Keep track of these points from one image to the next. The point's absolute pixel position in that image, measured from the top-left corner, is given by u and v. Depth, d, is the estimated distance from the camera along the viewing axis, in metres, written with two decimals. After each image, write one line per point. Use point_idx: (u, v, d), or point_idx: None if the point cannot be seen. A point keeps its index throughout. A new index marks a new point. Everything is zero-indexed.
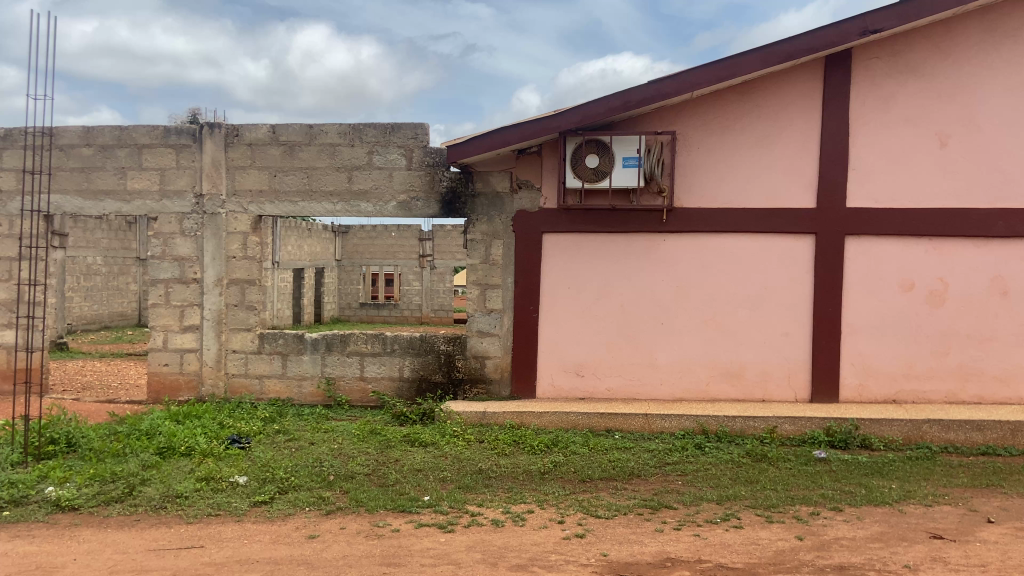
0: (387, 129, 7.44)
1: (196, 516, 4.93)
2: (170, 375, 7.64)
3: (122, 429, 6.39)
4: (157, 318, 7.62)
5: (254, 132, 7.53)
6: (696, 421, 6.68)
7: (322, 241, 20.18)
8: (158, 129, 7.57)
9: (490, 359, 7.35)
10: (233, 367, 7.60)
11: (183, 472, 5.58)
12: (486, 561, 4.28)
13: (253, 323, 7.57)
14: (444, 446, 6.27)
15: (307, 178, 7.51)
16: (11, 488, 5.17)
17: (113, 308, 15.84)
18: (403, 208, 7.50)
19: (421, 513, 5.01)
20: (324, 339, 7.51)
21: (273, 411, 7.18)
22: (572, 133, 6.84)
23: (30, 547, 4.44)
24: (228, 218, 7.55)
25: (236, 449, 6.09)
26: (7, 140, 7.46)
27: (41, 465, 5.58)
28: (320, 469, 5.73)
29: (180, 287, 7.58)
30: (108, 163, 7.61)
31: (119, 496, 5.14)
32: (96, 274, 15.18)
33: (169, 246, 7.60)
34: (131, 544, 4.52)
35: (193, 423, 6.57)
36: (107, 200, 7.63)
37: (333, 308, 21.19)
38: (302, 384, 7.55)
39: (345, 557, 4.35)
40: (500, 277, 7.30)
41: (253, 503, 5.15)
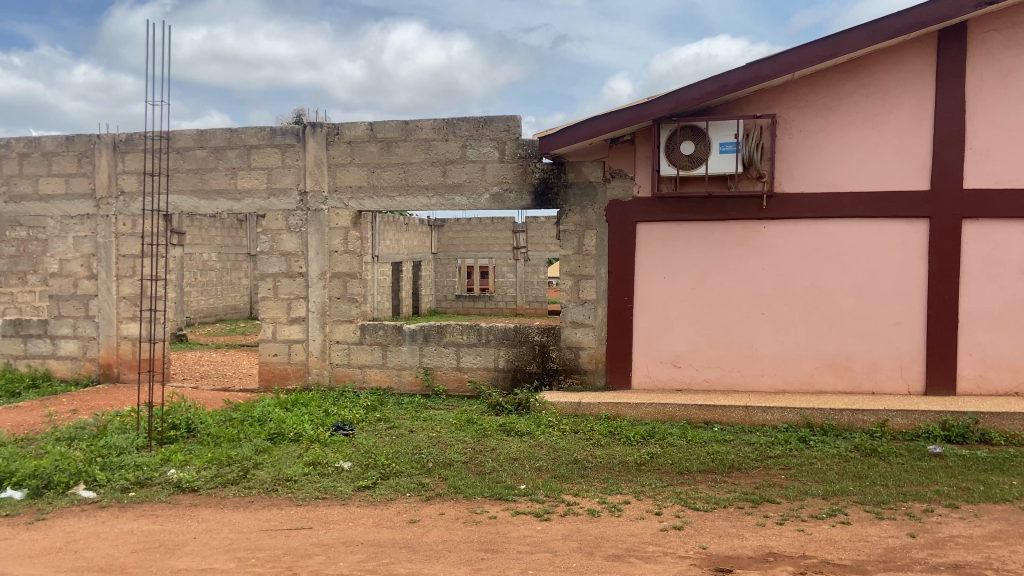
0: (481, 122, 7.53)
1: (304, 498, 5.18)
2: (279, 364, 8.02)
3: (236, 416, 6.77)
4: (267, 310, 8.00)
5: (353, 130, 7.77)
6: (800, 413, 6.45)
7: (419, 235, 20.61)
8: (265, 130, 7.93)
9: (584, 349, 7.34)
10: (337, 357, 7.89)
11: (292, 457, 5.86)
12: (583, 550, 4.30)
13: (355, 315, 7.82)
14: (539, 435, 6.31)
15: (403, 173, 7.69)
16: (138, 470, 5.57)
17: (227, 301, 16.74)
18: (497, 200, 7.57)
19: (517, 501, 5.08)
20: (422, 331, 7.70)
21: (375, 400, 7.41)
22: (667, 120, 6.71)
23: (154, 526, 4.78)
24: (330, 214, 7.83)
25: (341, 436, 6.33)
26: (129, 145, 8.01)
27: (164, 449, 5.98)
28: (419, 457, 5.87)
29: (287, 281, 7.93)
30: (219, 164, 8.04)
31: (234, 479, 5.46)
32: (211, 269, 16.07)
33: (277, 242, 7.94)
34: (246, 524, 4.79)
35: (301, 411, 6.88)
36: (219, 200, 8.06)
37: (430, 301, 21.65)
38: (401, 374, 7.76)
39: (445, 541, 4.48)
40: (594, 267, 7.27)
41: (356, 488, 5.35)
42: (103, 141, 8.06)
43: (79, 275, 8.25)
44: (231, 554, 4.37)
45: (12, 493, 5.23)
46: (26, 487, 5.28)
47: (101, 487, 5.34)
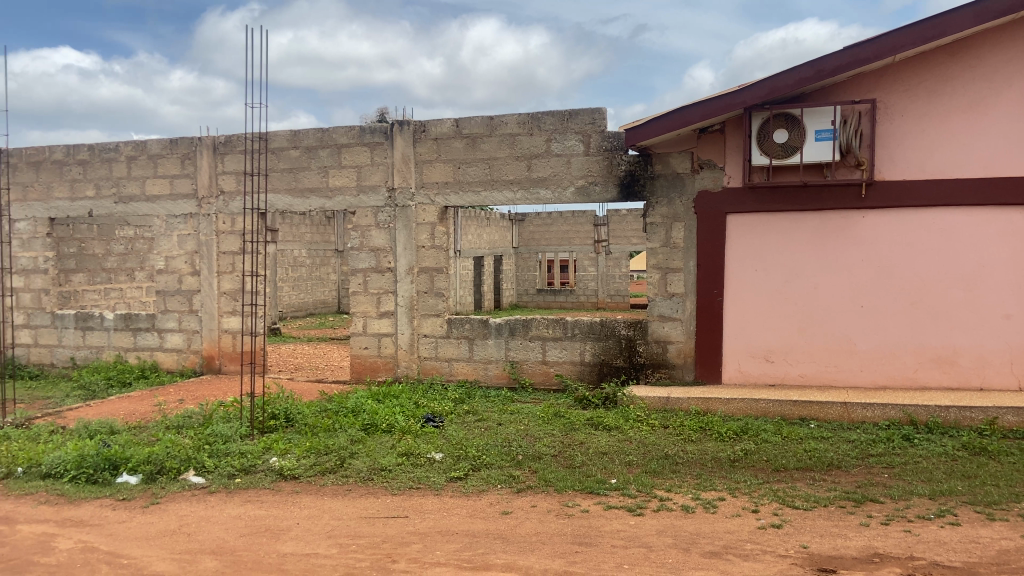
0: (565, 116, 7.52)
1: (399, 488, 5.31)
2: (369, 357, 8.22)
3: (331, 407, 7.00)
4: (358, 305, 8.21)
5: (439, 126, 7.88)
6: (903, 410, 6.19)
7: (500, 229, 20.72)
8: (355, 129, 8.13)
9: (672, 343, 7.25)
10: (425, 350, 8.04)
11: (386, 448, 6.02)
12: (678, 545, 4.25)
13: (442, 309, 7.95)
14: (628, 430, 6.27)
15: (489, 168, 7.75)
16: (242, 457, 5.83)
17: (316, 296, 17.27)
18: (582, 193, 7.55)
19: (609, 495, 5.06)
20: (508, 325, 7.75)
21: (463, 392, 7.52)
22: (759, 108, 6.54)
23: (260, 511, 4.99)
24: (417, 210, 7.97)
25: (431, 428, 6.45)
26: (228, 147, 8.37)
27: (265, 437, 6.23)
28: (509, 449, 5.92)
29: (376, 276, 8.12)
30: (312, 163, 8.29)
31: (332, 468, 5.64)
32: (301, 265, 16.62)
33: (366, 238, 8.14)
34: (345, 511, 4.95)
35: (392, 403, 7.05)
36: (312, 198, 8.31)
37: (511, 295, 21.76)
38: (488, 367, 7.85)
39: (539, 533, 4.52)
40: (682, 260, 7.17)
41: (449, 478, 5.45)
42: (204, 143, 8.44)
43: (182, 271, 8.66)
44: (333, 540, 4.52)
45: (129, 478, 5.54)
46: (140, 473, 5.59)
47: (209, 474, 5.61)
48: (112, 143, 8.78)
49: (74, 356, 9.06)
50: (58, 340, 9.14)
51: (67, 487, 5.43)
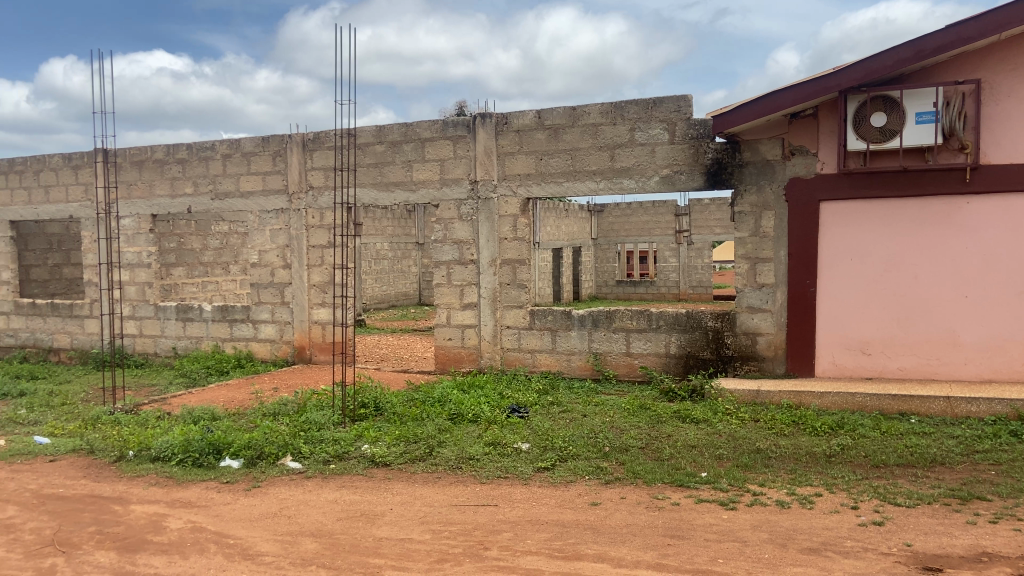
0: (650, 104, 7.42)
1: (488, 476, 5.37)
2: (453, 348, 8.34)
3: (418, 396, 7.15)
4: (441, 296, 8.33)
5: (521, 118, 7.89)
6: (1010, 405, 5.88)
7: (579, 220, 20.59)
8: (438, 123, 8.23)
9: (763, 335, 7.07)
10: (508, 342, 8.10)
11: (473, 437, 6.10)
12: (774, 541, 4.16)
13: (524, 300, 7.98)
14: (717, 423, 6.16)
15: (571, 159, 7.73)
16: (336, 444, 6.02)
17: (398, 288, 17.62)
18: (667, 182, 7.44)
19: (700, 489, 4.99)
20: (591, 316, 7.73)
21: (546, 383, 7.54)
22: (855, 91, 6.29)
23: (354, 496, 5.15)
24: (500, 202, 8.02)
25: (517, 418, 6.50)
26: (317, 143, 8.62)
27: (357, 425, 6.42)
28: (596, 441, 5.91)
29: (460, 268, 8.22)
30: (397, 157, 8.44)
31: (421, 456, 5.76)
32: (383, 258, 17.00)
33: (450, 230, 8.24)
34: (436, 499, 5.05)
35: (477, 393, 7.14)
36: (397, 191, 8.48)
37: (591, 286, 21.67)
38: (571, 359, 7.85)
39: (629, 525, 4.50)
40: (772, 250, 6.98)
41: (537, 469, 5.48)
42: (294, 141, 8.72)
43: (275, 265, 8.98)
44: (425, 526, 4.62)
45: (231, 462, 5.80)
46: (242, 457, 5.84)
47: (305, 459, 5.82)
48: (209, 141, 9.17)
49: (175, 346, 9.53)
50: (161, 331, 9.62)
51: (175, 470, 5.73)
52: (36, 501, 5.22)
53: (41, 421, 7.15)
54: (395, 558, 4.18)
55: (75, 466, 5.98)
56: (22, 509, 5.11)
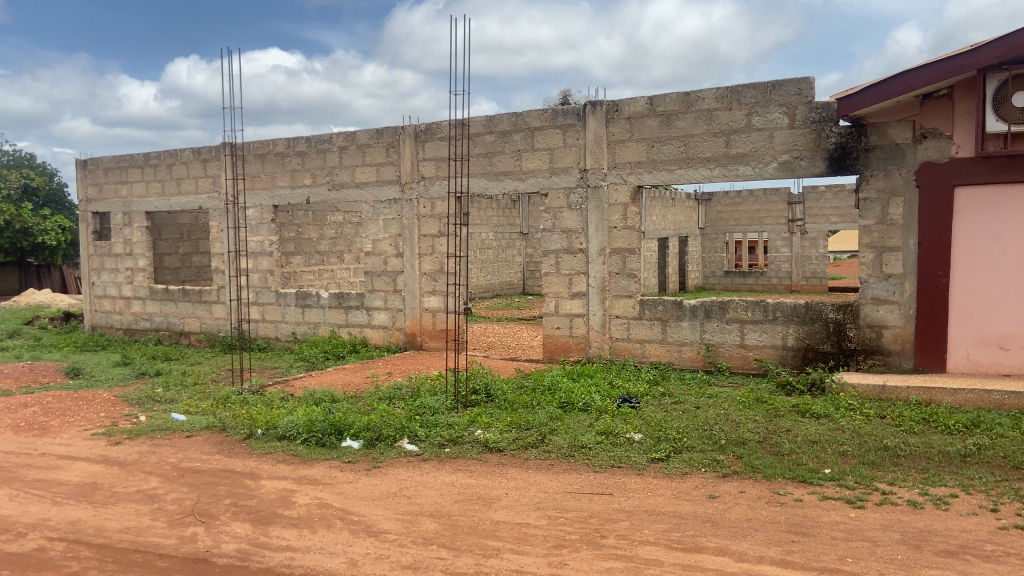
0: (768, 88, 7.17)
1: (602, 465, 5.36)
2: (562, 337, 8.36)
3: (528, 384, 7.24)
4: (550, 285, 8.36)
5: (633, 105, 7.80)
6: None
7: (686, 210, 20.20)
8: (548, 112, 8.23)
9: (889, 328, 6.74)
10: (617, 331, 8.05)
11: (584, 425, 6.11)
12: (907, 542, 3.97)
13: (635, 290, 7.91)
14: (840, 418, 5.92)
15: (685, 146, 7.58)
16: (450, 429, 6.16)
17: (502, 277, 17.83)
18: (785, 168, 7.18)
19: (824, 486, 4.82)
20: (704, 306, 7.59)
21: (657, 374, 7.46)
22: (995, 69, 5.91)
23: (470, 479, 5.26)
24: (609, 190, 7.96)
25: (628, 408, 6.46)
26: (429, 134, 8.82)
27: (469, 411, 6.55)
28: (711, 433, 5.79)
29: (568, 257, 8.22)
30: (506, 147, 8.52)
31: (534, 443, 5.81)
32: (488, 248, 17.25)
33: (558, 219, 8.25)
34: (551, 485, 5.08)
35: (588, 382, 7.15)
36: (506, 180, 8.55)
37: (697, 277, 21.24)
38: (682, 350, 7.72)
39: (751, 520, 4.39)
40: (900, 238, 6.63)
41: (651, 459, 5.43)
42: (407, 132, 8.94)
43: (387, 254, 9.25)
44: (542, 512, 4.66)
45: (352, 442, 6.04)
46: (361, 438, 6.07)
47: (421, 442, 5.99)
48: (326, 134, 9.52)
49: (295, 331, 9.98)
50: (281, 316, 10.09)
51: (300, 448, 6.02)
52: (177, 474, 5.60)
53: (178, 399, 7.67)
54: (513, 542, 4.24)
55: (210, 442, 6.37)
56: (164, 480, 5.49)
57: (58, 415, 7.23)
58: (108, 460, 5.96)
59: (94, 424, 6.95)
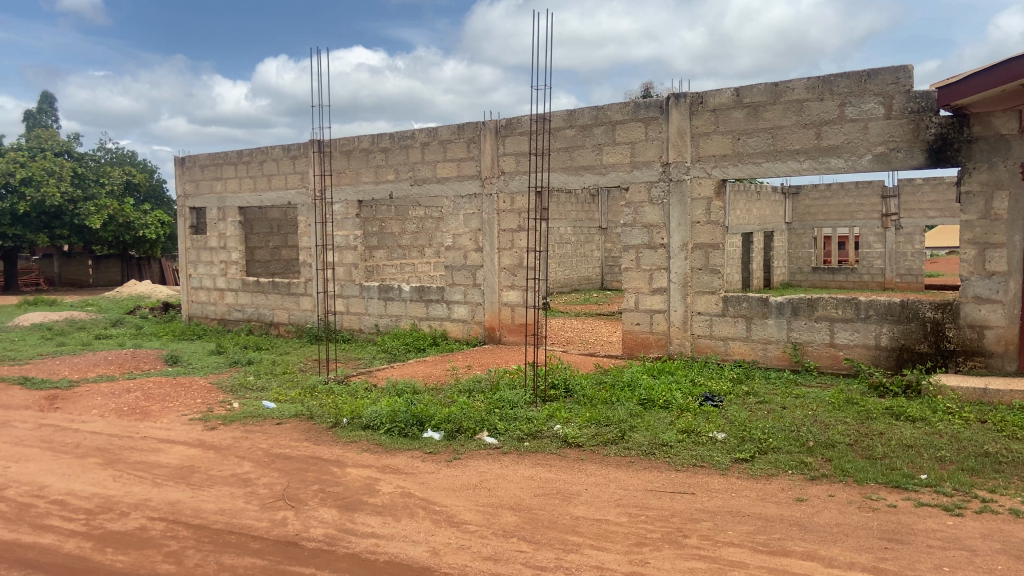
0: (862, 77, 6.89)
1: (684, 464, 5.28)
2: (642, 333, 8.27)
3: (608, 380, 7.20)
4: (630, 281, 8.28)
5: (718, 97, 7.63)
6: None
7: (772, 204, 19.60)
8: (630, 105, 8.14)
9: (991, 329, 6.40)
10: (699, 328, 7.90)
11: (665, 423, 6.04)
12: (1010, 553, 3.76)
13: (718, 286, 7.75)
14: (937, 422, 5.65)
15: (773, 138, 7.36)
16: (529, 423, 6.19)
17: (580, 272, 17.77)
18: (881, 160, 6.89)
19: (919, 491, 4.61)
20: (791, 304, 7.36)
21: (741, 372, 7.29)
22: None
23: (549, 474, 5.27)
24: (693, 184, 7.81)
25: (710, 407, 6.34)
26: (510, 129, 8.86)
27: (548, 405, 6.57)
28: (798, 434, 5.62)
29: (649, 252, 8.12)
30: (587, 141, 8.47)
31: (613, 439, 5.77)
32: (567, 243, 17.23)
33: (640, 214, 8.16)
34: (632, 482, 5.04)
35: (668, 379, 7.05)
36: (587, 175, 8.51)
37: (783, 273, 20.62)
38: (767, 348, 7.52)
39: (840, 525, 4.23)
40: (1005, 234, 6.31)
41: (734, 459, 5.31)
42: (487, 127, 9.01)
43: (467, 248, 9.35)
44: (622, 509, 4.62)
45: (433, 434, 6.15)
46: (442, 430, 6.17)
47: (501, 435, 6.03)
48: (409, 131, 9.70)
49: (378, 323, 10.22)
50: (365, 309, 10.35)
51: (383, 438, 6.16)
52: (268, 459, 5.82)
53: (268, 387, 7.98)
54: (593, 538, 4.23)
55: (298, 430, 6.60)
56: (256, 465, 5.72)
57: (158, 400, 7.63)
58: (204, 444, 6.25)
59: (191, 409, 7.31)
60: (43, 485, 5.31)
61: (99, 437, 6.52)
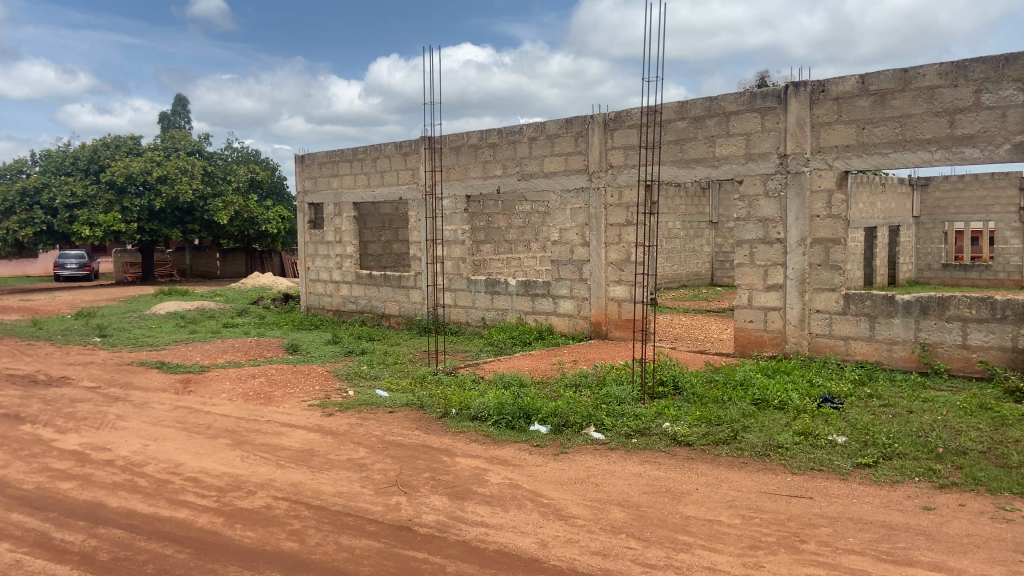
0: (1000, 61, 6.45)
1: (800, 467, 5.08)
2: (755, 331, 8.02)
3: (719, 378, 7.03)
4: (743, 277, 8.05)
5: (841, 85, 7.27)
6: None
7: (898, 197, 18.46)
8: (745, 95, 7.88)
9: None
10: (817, 327, 7.58)
11: (780, 424, 5.83)
12: None
13: (838, 283, 7.40)
14: None
15: (900, 128, 6.96)
16: (637, 419, 6.12)
17: (690, 268, 17.42)
18: (1021, 150, 6.41)
19: None
20: (919, 302, 6.95)
21: (863, 373, 6.94)
22: None
23: (659, 472, 5.19)
24: (812, 176, 7.48)
25: (830, 409, 6.07)
26: (618, 122, 8.77)
27: (656, 402, 6.49)
28: (925, 439, 5.29)
29: (764, 247, 7.86)
30: (699, 133, 8.28)
31: (725, 439, 5.62)
32: (675, 237, 16.93)
33: (754, 208, 7.91)
34: (745, 484, 4.89)
35: (784, 379, 6.81)
36: (698, 168, 8.31)
37: (909, 270, 19.45)
38: (892, 349, 7.13)
39: (971, 536, 3.96)
40: None
41: (856, 464, 5.06)
42: (596, 121, 8.95)
43: (574, 243, 9.34)
44: (734, 510, 4.50)
45: (540, 427, 6.19)
46: (549, 424, 6.20)
47: (608, 431, 5.99)
48: (518, 126, 9.76)
49: (485, 316, 10.37)
50: (472, 302, 10.52)
51: (491, 429, 6.26)
52: (381, 446, 6.03)
53: (381, 377, 8.26)
54: (705, 538, 4.14)
55: (410, 418, 6.79)
56: (371, 451, 5.93)
57: (280, 386, 8.05)
58: (322, 429, 6.54)
59: (310, 396, 7.67)
60: (178, 462, 5.71)
61: (227, 419, 6.95)
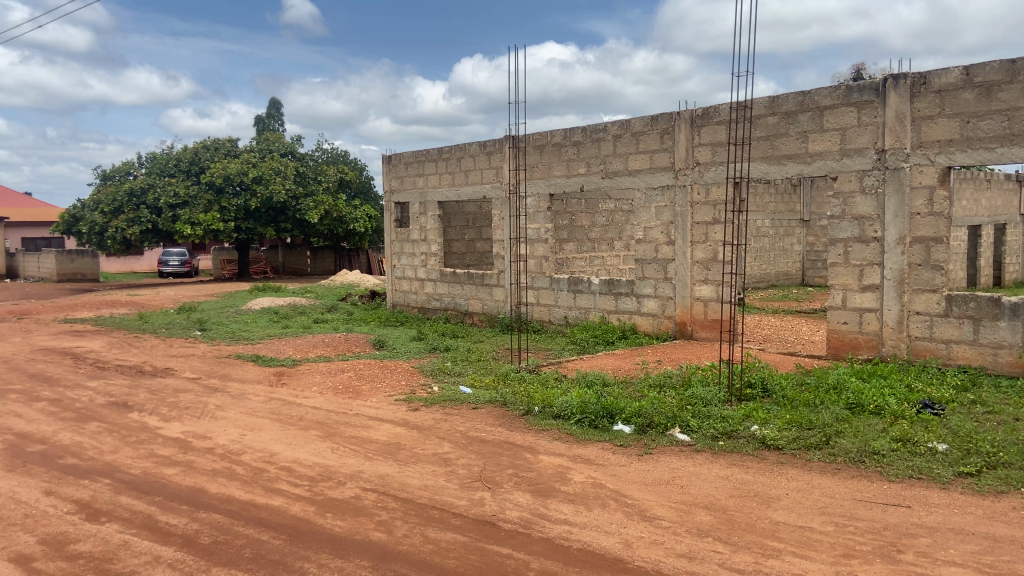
0: None
1: (897, 475, 4.86)
2: (849, 333, 7.72)
3: (811, 381, 6.80)
4: (837, 276, 7.76)
5: (944, 77, 6.92)
6: None
7: (1005, 193, 17.38)
8: (841, 89, 7.61)
9: None
10: (916, 329, 7.23)
11: (876, 430, 5.59)
12: None
13: (940, 284, 7.04)
14: None
15: (1009, 121, 6.58)
16: (724, 422, 5.99)
17: (778, 267, 16.94)
18: None
19: None
20: None
21: (966, 379, 6.58)
22: None
23: (747, 475, 5.07)
24: (912, 172, 7.14)
25: (929, 415, 5.78)
26: (706, 119, 8.62)
27: (744, 405, 6.34)
28: None
29: (859, 246, 7.56)
30: (791, 128, 8.03)
31: (817, 444, 5.44)
32: (764, 236, 16.47)
33: (849, 205, 7.61)
34: (837, 491, 4.73)
35: (880, 383, 6.53)
36: (790, 164, 8.07)
37: (1018, 270, 18.29)
38: (999, 353, 6.73)
39: None
40: None
41: (957, 473, 4.81)
42: (683, 117, 8.81)
43: (659, 241, 9.22)
44: (827, 517, 4.35)
45: (624, 427, 6.15)
46: (633, 424, 6.16)
47: (694, 433, 5.90)
48: (602, 123, 9.70)
49: (567, 315, 10.36)
50: (555, 301, 10.53)
51: (574, 428, 6.26)
52: (466, 441, 6.12)
53: (464, 373, 8.38)
54: (795, 544, 4.02)
55: (493, 415, 6.87)
56: (455, 446, 6.03)
57: (368, 381, 8.28)
58: (409, 423, 6.69)
59: (396, 391, 7.85)
60: (273, 452, 5.96)
61: (318, 412, 7.20)
